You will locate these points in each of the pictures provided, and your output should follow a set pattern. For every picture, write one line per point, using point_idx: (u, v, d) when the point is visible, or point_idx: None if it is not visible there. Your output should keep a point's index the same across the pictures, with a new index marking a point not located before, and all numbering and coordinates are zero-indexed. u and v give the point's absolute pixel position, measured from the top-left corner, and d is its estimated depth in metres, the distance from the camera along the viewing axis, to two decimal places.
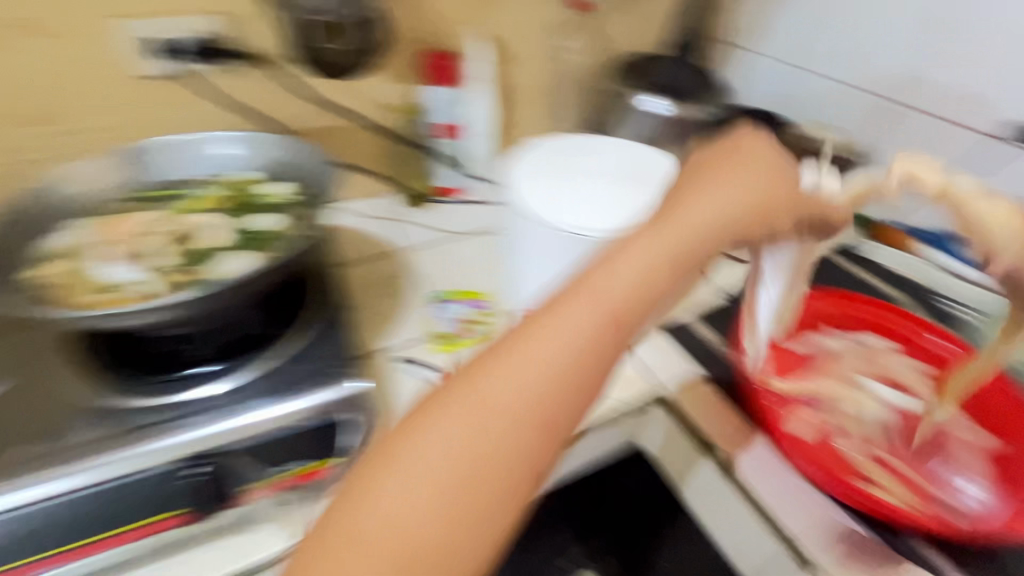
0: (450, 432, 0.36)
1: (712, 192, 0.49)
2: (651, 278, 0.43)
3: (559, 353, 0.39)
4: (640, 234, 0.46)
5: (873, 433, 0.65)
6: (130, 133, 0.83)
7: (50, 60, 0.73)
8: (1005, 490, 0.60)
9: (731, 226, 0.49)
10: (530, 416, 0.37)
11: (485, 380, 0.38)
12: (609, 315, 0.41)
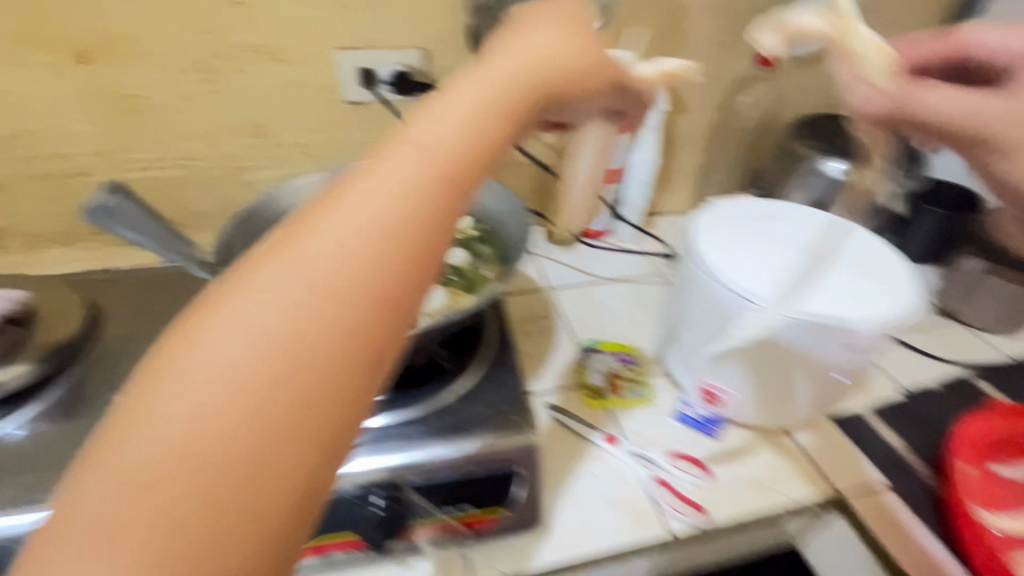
0: (270, 306, 0.28)
1: (490, 52, 0.42)
2: (474, 118, 0.37)
3: (397, 194, 0.32)
4: (450, 85, 0.38)
5: None
6: (322, 151, 0.89)
7: (273, 84, 0.81)
8: None
9: (520, 95, 0.41)
10: (349, 292, 0.29)
11: (309, 236, 0.30)
12: (460, 159, 0.35)
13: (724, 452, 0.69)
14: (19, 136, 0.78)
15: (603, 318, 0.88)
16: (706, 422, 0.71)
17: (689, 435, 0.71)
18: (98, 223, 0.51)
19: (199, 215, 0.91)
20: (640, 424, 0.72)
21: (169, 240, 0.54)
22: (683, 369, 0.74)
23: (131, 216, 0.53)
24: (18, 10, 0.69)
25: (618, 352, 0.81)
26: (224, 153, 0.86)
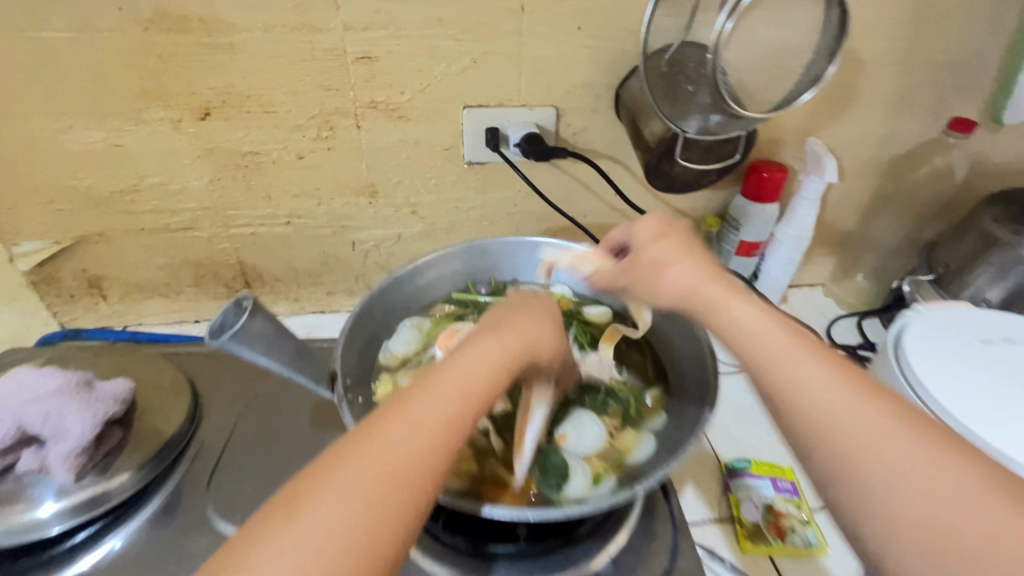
0: (321, 520, 0.32)
1: (522, 309, 0.48)
2: (494, 360, 0.41)
3: (434, 430, 0.37)
4: (473, 332, 0.44)
5: None
6: (435, 211, 0.82)
7: (394, 142, 0.74)
8: None
9: (549, 340, 0.47)
10: (381, 525, 0.33)
11: (362, 452, 0.35)
12: (479, 404, 0.39)
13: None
14: (130, 190, 0.75)
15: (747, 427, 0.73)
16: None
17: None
18: (225, 343, 0.46)
19: (299, 273, 0.86)
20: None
21: (288, 363, 0.50)
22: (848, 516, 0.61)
23: (256, 335, 0.48)
24: (145, 64, 0.65)
25: (776, 478, 0.66)
26: (332, 211, 0.80)
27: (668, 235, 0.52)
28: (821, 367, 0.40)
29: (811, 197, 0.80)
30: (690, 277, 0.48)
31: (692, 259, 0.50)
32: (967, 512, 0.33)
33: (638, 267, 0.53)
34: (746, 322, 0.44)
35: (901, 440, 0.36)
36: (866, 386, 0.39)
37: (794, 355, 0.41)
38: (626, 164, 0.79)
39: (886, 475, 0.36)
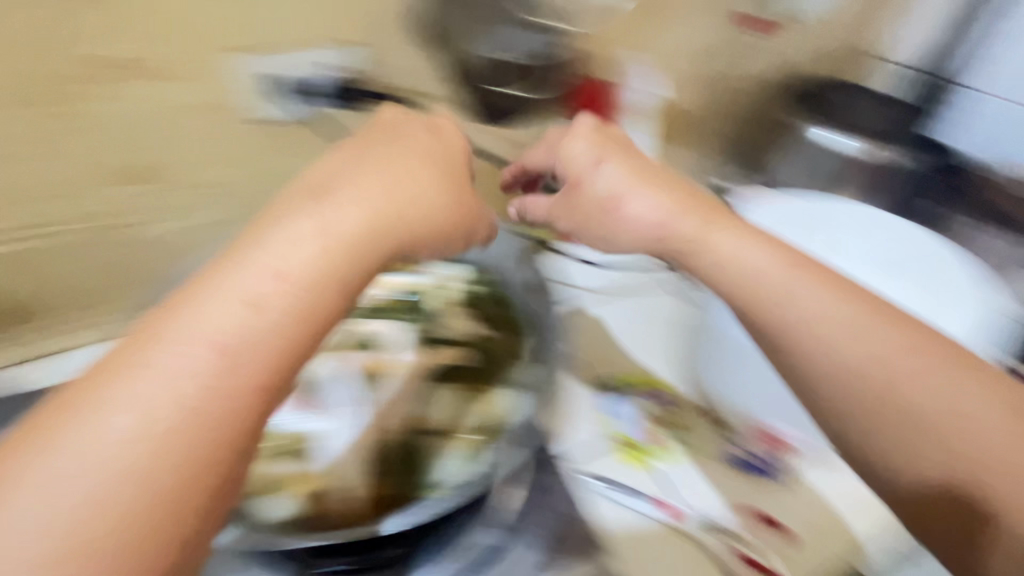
0: (76, 469, 0.24)
1: (353, 175, 0.37)
2: (302, 250, 0.32)
3: (222, 350, 0.28)
4: (265, 217, 0.33)
5: None
6: (229, 198, 0.63)
7: (130, 106, 0.51)
8: None
9: (436, 183, 0.41)
10: (224, 385, 0.27)
11: (124, 385, 0.26)
12: (290, 315, 0.30)
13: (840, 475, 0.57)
14: None
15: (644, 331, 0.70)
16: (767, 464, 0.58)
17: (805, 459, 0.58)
18: None
19: (24, 308, 0.58)
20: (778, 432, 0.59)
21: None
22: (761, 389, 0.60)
23: None
24: None
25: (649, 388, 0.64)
26: (77, 213, 0.55)
27: (601, 140, 0.51)
28: (738, 240, 0.47)
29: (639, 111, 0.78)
30: (618, 168, 0.49)
31: (616, 155, 0.50)
32: (901, 376, 0.40)
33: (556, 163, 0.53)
34: (640, 215, 0.49)
35: (817, 299, 0.43)
36: (815, 270, 0.45)
37: (700, 240, 0.47)
38: (451, 97, 0.69)
39: (828, 360, 0.42)
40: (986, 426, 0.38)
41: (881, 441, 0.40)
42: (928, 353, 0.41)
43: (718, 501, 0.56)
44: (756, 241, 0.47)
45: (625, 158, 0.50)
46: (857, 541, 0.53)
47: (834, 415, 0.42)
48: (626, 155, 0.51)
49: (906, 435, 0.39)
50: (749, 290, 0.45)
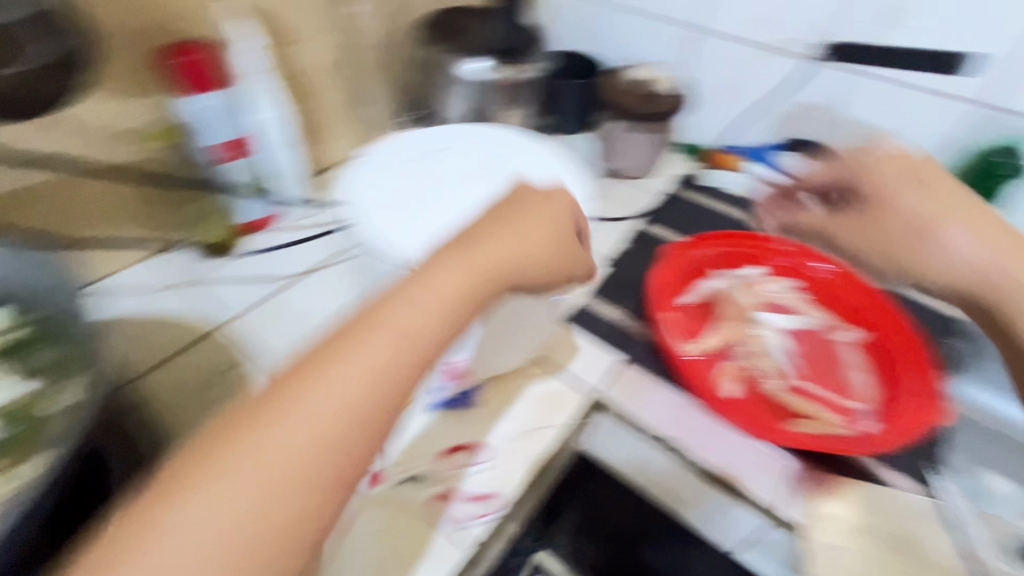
0: (244, 472, 0.31)
1: (517, 220, 0.46)
2: (477, 270, 0.42)
3: (367, 372, 0.35)
4: (443, 259, 0.41)
5: (773, 359, 0.64)
6: None
7: None
8: (880, 378, 0.62)
9: (532, 264, 0.45)
10: (320, 460, 0.33)
11: (314, 391, 0.34)
12: (410, 339, 0.38)
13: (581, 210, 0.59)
14: None
15: (387, 208, 0.51)
16: (461, 396, 0.58)
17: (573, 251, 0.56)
18: None
19: None
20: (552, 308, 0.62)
21: None
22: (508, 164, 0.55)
23: None
24: None
25: None
26: None
27: (930, 183, 0.56)
28: (982, 239, 0.54)
29: (250, 71, 0.64)
30: (914, 198, 0.56)
31: (935, 195, 0.55)
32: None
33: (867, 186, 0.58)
34: (965, 247, 0.54)
35: (953, 223, 0.54)
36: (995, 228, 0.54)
37: (975, 275, 0.54)
38: None
39: None
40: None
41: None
42: None
43: (420, 446, 0.56)
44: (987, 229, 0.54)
45: (921, 194, 0.55)
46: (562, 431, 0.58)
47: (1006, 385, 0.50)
48: (941, 184, 0.55)
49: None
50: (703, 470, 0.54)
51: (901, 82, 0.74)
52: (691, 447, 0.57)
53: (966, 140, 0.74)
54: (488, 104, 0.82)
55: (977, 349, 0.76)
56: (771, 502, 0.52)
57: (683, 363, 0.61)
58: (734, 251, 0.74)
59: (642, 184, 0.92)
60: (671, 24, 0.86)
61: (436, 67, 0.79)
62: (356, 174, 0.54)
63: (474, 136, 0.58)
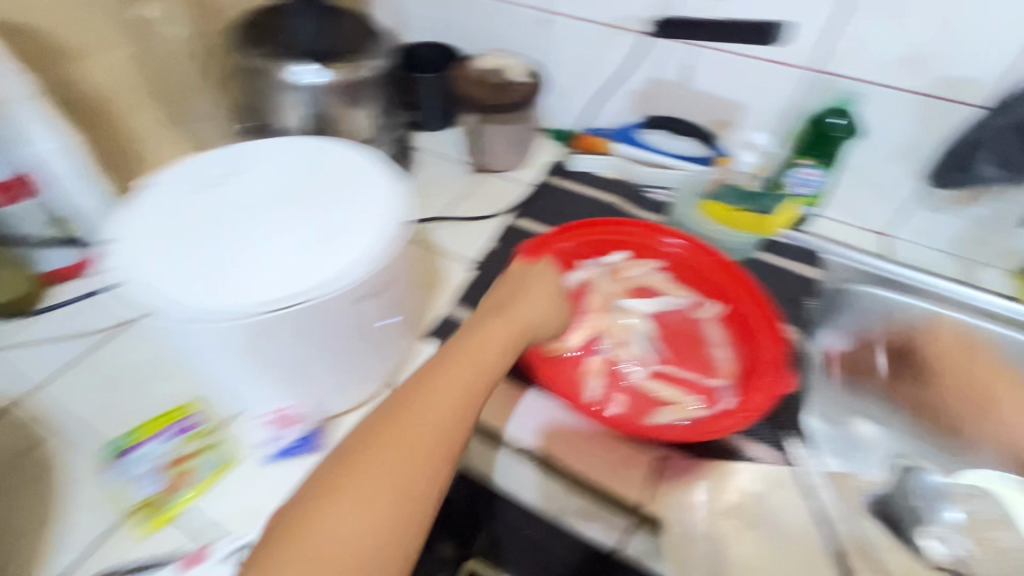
0: (354, 497, 0.36)
1: (532, 283, 0.59)
2: (516, 320, 0.53)
3: (447, 405, 0.43)
4: (489, 322, 0.52)
5: (635, 349, 0.63)
6: None
7: None
8: (737, 351, 0.63)
9: (551, 316, 0.57)
10: (435, 448, 0.40)
11: (406, 423, 0.41)
12: (473, 375, 0.46)
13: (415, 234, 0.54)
14: None
15: (160, 256, 0.44)
16: (304, 441, 0.52)
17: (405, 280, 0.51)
18: None
19: None
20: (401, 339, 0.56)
21: None
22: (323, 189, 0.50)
23: None
24: None
25: (167, 430, 0.52)
26: None
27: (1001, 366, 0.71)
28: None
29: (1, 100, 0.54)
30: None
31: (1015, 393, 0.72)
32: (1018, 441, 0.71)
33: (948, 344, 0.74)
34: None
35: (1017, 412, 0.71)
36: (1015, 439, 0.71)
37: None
38: None
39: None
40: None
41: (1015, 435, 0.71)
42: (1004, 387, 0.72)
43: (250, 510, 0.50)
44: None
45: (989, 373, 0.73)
46: None
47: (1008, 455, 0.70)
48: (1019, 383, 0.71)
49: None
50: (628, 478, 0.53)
51: (737, 52, 0.74)
52: (555, 456, 0.54)
53: (800, 105, 0.75)
54: (331, 110, 0.75)
55: (837, 301, 0.78)
56: (637, 502, 0.51)
57: (546, 368, 0.60)
58: (597, 239, 0.72)
59: (514, 175, 0.89)
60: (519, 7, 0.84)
61: (257, 74, 0.70)
62: (137, 215, 0.47)
63: (291, 155, 0.53)
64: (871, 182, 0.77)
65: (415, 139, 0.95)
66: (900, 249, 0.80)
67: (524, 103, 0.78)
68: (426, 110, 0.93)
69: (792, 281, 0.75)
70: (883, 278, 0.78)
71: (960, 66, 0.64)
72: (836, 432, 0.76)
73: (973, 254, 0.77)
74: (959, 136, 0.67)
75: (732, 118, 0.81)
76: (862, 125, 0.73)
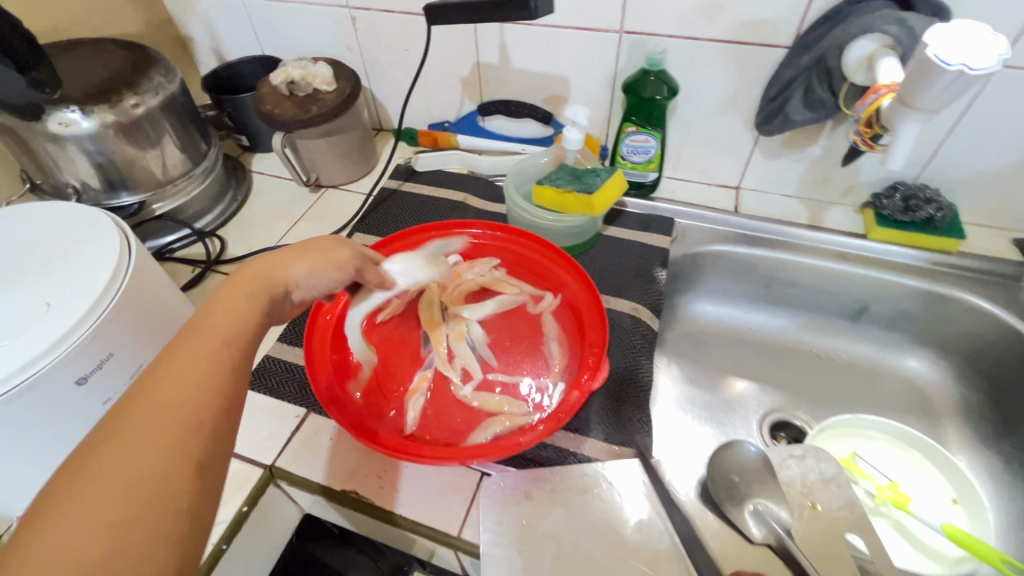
0: (106, 467, 0.28)
1: (291, 250, 0.46)
2: (264, 276, 0.42)
3: (208, 350, 0.36)
4: (225, 289, 0.41)
5: (466, 357, 0.60)
6: None
7: None
8: (571, 340, 0.61)
9: (323, 267, 0.46)
10: (183, 421, 0.32)
11: (160, 379, 0.33)
12: (225, 330, 0.37)
13: (171, 289, 0.49)
14: None
15: None
16: None
17: (148, 345, 0.46)
18: None
19: None
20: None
21: None
22: (26, 261, 0.43)
23: None
24: None
25: None
26: None
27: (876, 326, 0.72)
28: (881, 367, 0.75)
29: None
30: (890, 379, 0.74)
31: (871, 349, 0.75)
32: (872, 388, 0.74)
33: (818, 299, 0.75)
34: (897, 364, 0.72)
35: (870, 364, 0.75)
36: (862, 396, 0.73)
37: (874, 361, 0.75)
38: None
39: (870, 385, 0.74)
40: (877, 406, 0.72)
41: (875, 385, 0.74)
42: (850, 348, 0.76)
43: None
44: (882, 317, 0.74)
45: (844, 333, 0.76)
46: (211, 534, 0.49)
47: (859, 407, 0.73)
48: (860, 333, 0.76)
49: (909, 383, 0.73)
50: (449, 510, 0.50)
51: (543, 24, 0.70)
52: (374, 496, 0.51)
53: (617, 72, 0.71)
54: (119, 152, 0.66)
55: (692, 265, 0.76)
56: (455, 530, 0.49)
57: (374, 397, 0.56)
58: (433, 244, 0.68)
59: (355, 186, 0.85)
60: (324, 6, 0.78)
61: (15, 125, 0.62)
62: None
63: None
64: (707, 137, 0.74)
65: (249, 161, 0.91)
66: (747, 199, 0.78)
67: (333, 112, 0.73)
68: (252, 131, 0.88)
69: (639, 253, 0.73)
70: (737, 233, 0.76)
71: (754, 8, 0.60)
72: (712, 395, 0.74)
73: (821, 194, 0.75)
74: (772, 80, 0.64)
75: (559, 93, 0.77)
76: (679, 82, 0.70)
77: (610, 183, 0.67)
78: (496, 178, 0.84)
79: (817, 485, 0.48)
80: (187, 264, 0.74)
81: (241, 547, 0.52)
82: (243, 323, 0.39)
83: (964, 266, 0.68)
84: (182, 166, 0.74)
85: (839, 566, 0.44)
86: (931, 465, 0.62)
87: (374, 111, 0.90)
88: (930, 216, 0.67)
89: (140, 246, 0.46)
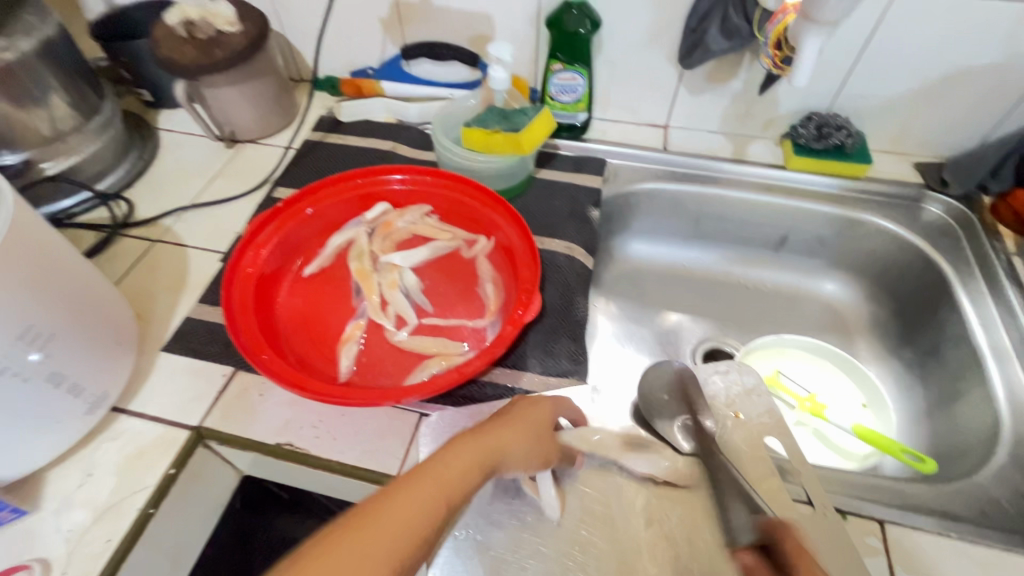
0: None
1: (529, 424, 0.43)
2: (497, 441, 0.40)
3: (429, 512, 0.32)
4: (468, 433, 0.39)
5: (400, 304, 0.59)
6: None
7: None
8: (505, 280, 0.60)
9: (528, 462, 0.43)
10: None
11: (377, 532, 0.30)
12: (449, 490, 0.34)
13: (62, 243, 0.45)
14: None
15: None
16: None
17: (42, 302, 0.42)
18: None
19: None
20: (94, 370, 0.48)
21: None
22: None
23: None
24: None
25: None
26: None
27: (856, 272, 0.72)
28: (801, 292, 0.79)
29: None
30: (809, 303, 0.78)
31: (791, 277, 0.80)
32: (794, 312, 0.78)
33: (745, 230, 0.78)
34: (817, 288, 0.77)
35: (791, 291, 0.80)
36: (785, 321, 0.78)
37: (794, 287, 0.80)
38: None
39: (792, 310, 0.78)
40: (797, 329, 0.77)
41: (797, 309, 0.78)
42: (773, 277, 0.80)
43: None
44: (801, 245, 0.78)
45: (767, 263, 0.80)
46: (138, 500, 0.47)
47: (782, 330, 0.77)
48: (782, 262, 0.80)
49: (826, 305, 0.78)
50: (390, 451, 0.50)
51: None
52: (311, 447, 0.50)
53: (540, 6, 0.69)
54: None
55: (625, 204, 0.77)
56: (394, 470, 0.49)
57: (305, 348, 0.55)
58: (358, 192, 0.65)
59: (275, 139, 0.80)
60: None
61: None
62: None
63: None
64: (634, 74, 0.74)
65: (152, 118, 0.83)
66: (675, 137, 0.79)
67: (240, 56, 0.67)
68: (152, 84, 0.80)
69: (572, 194, 0.73)
70: (667, 170, 0.77)
71: None
72: (648, 329, 0.77)
73: (743, 128, 0.77)
74: (692, 10, 0.64)
75: (482, 32, 0.75)
76: (602, 17, 0.69)
77: (537, 121, 0.66)
78: (425, 126, 0.81)
79: (739, 396, 0.52)
80: (92, 230, 0.68)
81: (173, 511, 0.50)
82: (460, 495, 0.35)
83: (872, 190, 0.72)
84: (73, 121, 0.67)
85: (756, 464, 0.48)
86: (845, 377, 0.67)
87: (289, 58, 0.84)
88: (840, 143, 0.70)
89: (16, 196, 0.42)
